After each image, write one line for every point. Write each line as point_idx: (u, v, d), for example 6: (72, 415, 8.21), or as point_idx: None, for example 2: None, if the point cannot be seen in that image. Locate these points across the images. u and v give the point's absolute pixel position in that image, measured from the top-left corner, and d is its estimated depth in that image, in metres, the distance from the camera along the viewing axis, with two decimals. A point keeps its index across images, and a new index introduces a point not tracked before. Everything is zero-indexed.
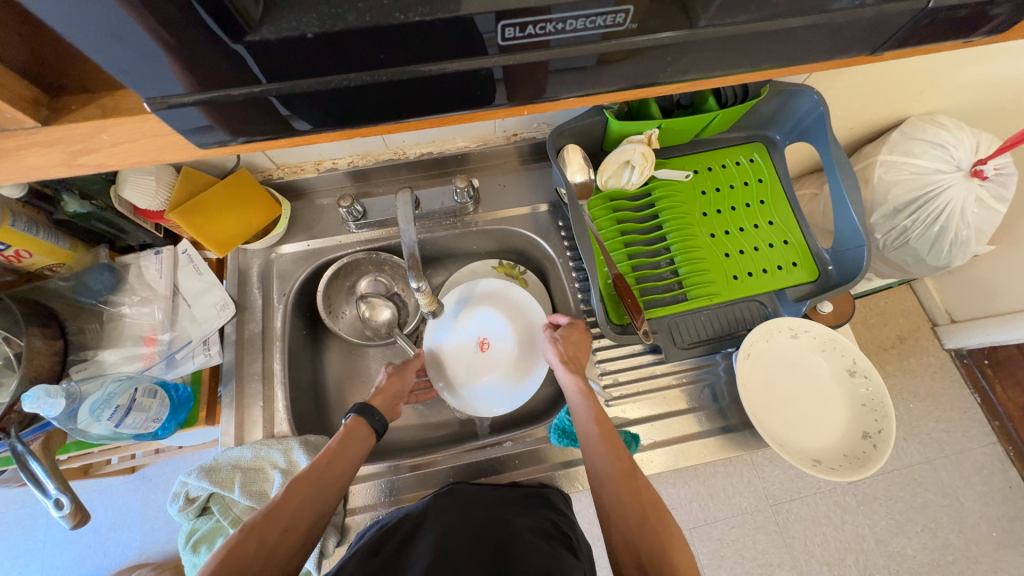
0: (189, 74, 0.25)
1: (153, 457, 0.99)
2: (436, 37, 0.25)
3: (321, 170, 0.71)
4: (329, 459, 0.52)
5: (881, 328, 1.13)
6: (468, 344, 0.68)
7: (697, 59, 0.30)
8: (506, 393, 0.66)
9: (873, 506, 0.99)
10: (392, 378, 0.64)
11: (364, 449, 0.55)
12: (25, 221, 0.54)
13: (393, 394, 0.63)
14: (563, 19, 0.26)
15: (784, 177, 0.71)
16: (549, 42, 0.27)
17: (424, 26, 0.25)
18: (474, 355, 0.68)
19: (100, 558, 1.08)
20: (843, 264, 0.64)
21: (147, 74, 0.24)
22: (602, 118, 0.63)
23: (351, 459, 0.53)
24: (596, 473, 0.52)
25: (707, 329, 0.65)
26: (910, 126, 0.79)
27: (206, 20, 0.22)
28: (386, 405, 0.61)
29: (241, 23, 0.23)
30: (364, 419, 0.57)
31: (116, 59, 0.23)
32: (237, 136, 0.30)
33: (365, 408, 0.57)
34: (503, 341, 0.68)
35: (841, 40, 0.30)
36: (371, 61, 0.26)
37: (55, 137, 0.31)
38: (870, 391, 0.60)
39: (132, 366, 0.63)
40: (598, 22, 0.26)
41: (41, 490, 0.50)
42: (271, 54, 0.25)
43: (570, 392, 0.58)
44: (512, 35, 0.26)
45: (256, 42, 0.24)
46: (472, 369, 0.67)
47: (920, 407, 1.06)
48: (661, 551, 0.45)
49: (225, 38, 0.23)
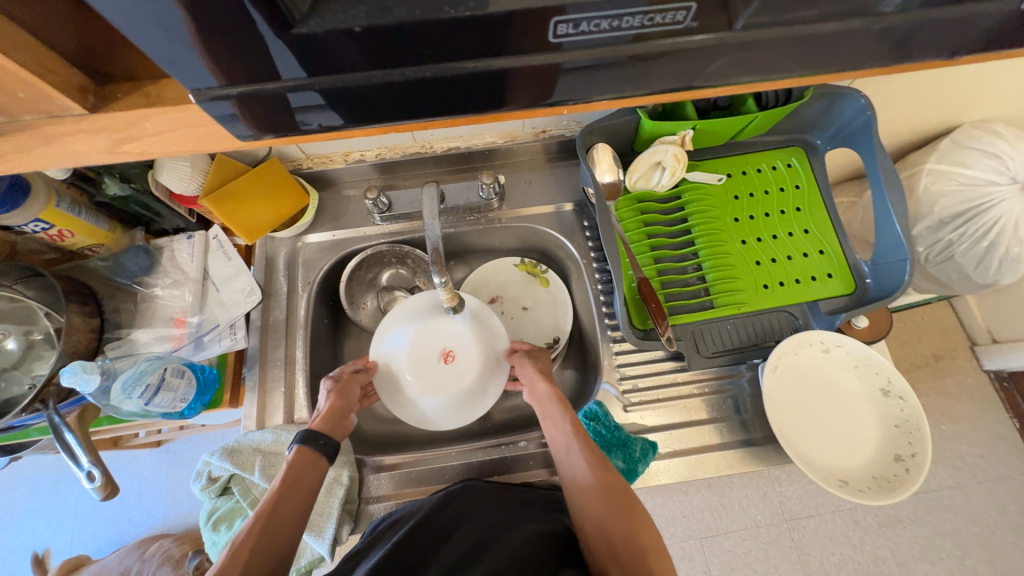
0: (235, 63, 0.25)
1: (177, 433, 1.03)
2: (487, 30, 0.25)
3: (349, 161, 0.72)
4: (278, 499, 0.49)
5: (916, 344, 1.08)
6: (432, 350, 0.60)
7: (754, 58, 0.29)
8: (448, 415, 0.60)
9: (897, 528, 0.95)
10: (333, 397, 0.59)
11: (315, 479, 0.52)
12: (69, 202, 0.57)
13: (339, 412, 0.59)
14: (618, 17, 0.25)
15: (823, 184, 0.68)
16: (603, 40, 0.27)
17: (475, 20, 0.24)
18: (433, 365, 0.60)
19: (125, 526, 1.13)
20: (883, 277, 0.61)
21: (200, 61, 0.24)
22: (635, 117, 0.62)
23: (303, 492, 0.51)
24: (572, 477, 0.53)
25: (733, 339, 0.63)
26: (963, 133, 0.74)
27: (254, 13, 0.22)
28: (334, 425, 0.57)
29: (288, 15, 0.23)
30: (308, 447, 0.53)
31: (164, 51, 0.24)
32: (264, 132, 0.30)
33: (308, 435, 0.54)
34: (469, 362, 0.60)
35: (903, 44, 0.29)
36: (415, 56, 0.26)
37: (100, 125, 0.31)
38: (904, 412, 0.57)
39: (162, 346, 0.64)
40: (664, 20, 0.26)
41: (74, 461, 0.53)
42: (318, 46, 0.25)
43: (541, 397, 0.59)
44: (564, 32, 0.26)
45: (303, 34, 0.24)
46: (425, 379, 0.59)
47: (953, 429, 1.02)
48: (631, 536, 0.48)
49: (274, 31, 0.23)
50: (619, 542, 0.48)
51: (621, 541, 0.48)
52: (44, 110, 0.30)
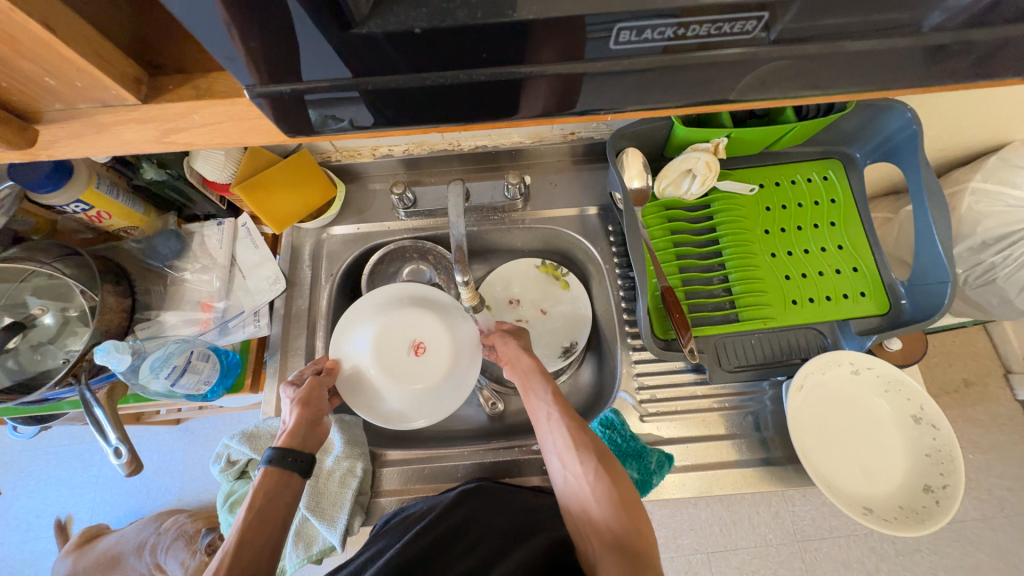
0: (291, 63, 0.25)
1: (196, 413, 1.06)
2: (545, 36, 0.25)
3: (376, 155, 0.72)
4: (245, 533, 0.46)
5: (946, 368, 1.04)
6: (401, 342, 0.61)
7: (814, 71, 0.28)
8: (417, 411, 0.60)
9: (915, 558, 0.92)
10: (299, 410, 0.55)
11: (288, 501, 0.50)
12: (108, 184, 0.58)
13: (309, 423, 0.55)
14: (685, 24, 0.25)
15: (860, 199, 0.66)
16: (662, 48, 0.26)
17: (536, 25, 0.24)
18: (402, 357, 0.60)
19: (144, 498, 1.17)
20: (920, 299, 0.59)
21: (254, 59, 0.25)
22: (668, 123, 0.60)
23: (277, 518, 0.48)
24: (553, 447, 0.53)
25: (757, 354, 0.61)
26: (1012, 151, 0.71)
27: (316, 16, 0.23)
28: (304, 438, 0.54)
29: (349, 16, 0.23)
30: (276, 467, 0.50)
31: (223, 49, 0.24)
32: (294, 132, 0.30)
33: (277, 454, 0.51)
34: (440, 353, 0.61)
35: (969, 62, 0.27)
36: (471, 60, 0.26)
37: (150, 115, 0.32)
38: (937, 442, 0.55)
39: (189, 329, 0.66)
40: (733, 30, 0.25)
41: (103, 437, 0.54)
42: (375, 47, 0.24)
43: (523, 367, 0.59)
44: (625, 39, 0.25)
45: (362, 35, 0.24)
46: (394, 372, 0.60)
47: (981, 459, 0.98)
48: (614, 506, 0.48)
49: (336, 31, 0.23)
50: (605, 525, 0.48)
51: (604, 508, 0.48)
52: (99, 99, 0.31)
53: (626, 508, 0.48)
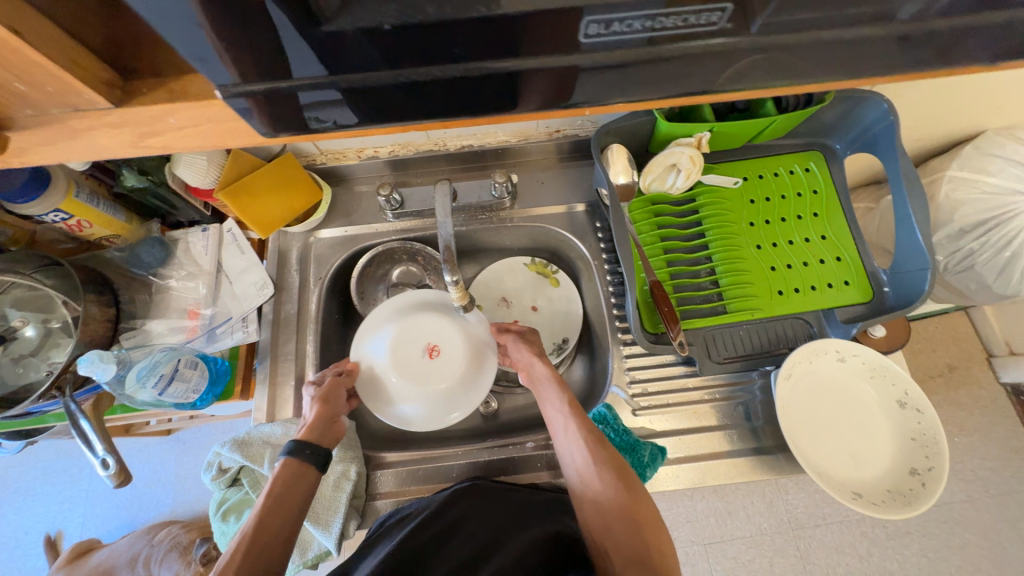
0: (268, 62, 0.25)
1: (187, 422, 1.04)
2: (516, 29, 0.25)
3: (362, 157, 0.72)
4: (263, 518, 0.47)
5: (930, 354, 1.06)
6: (415, 346, 0.59)
7: (785, 62, 0.28)
8: (434, 415, 0.59)
9: (905, 541, 0.94)
10: (320, 406, 0.57)
11: (305, 491, 0.51)
12: (88, 193, 0.57)
13: (328, 418, 0.57)
14: (651, 17, 0.25)
15: (841, 190, 0.67)
16: (633, 41, 0.26)
17: (505, 19, 0.24)
18: (416, 361, 0.59)
19: (136, 511, 1.15)
20: (902, 286, 0.60)
21: (224, 59, 0.25)
22: (651, 118, 0.61)
23: (292, 507, 0.49)
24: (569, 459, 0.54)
25: (746, 345, 0.62)
26: (986, 140, 0.73)
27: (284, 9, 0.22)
28: (322, 432, 0.56)
29: (319, 12, 0.23)
30: (295, 458, 0.52)
31: (193, 47, 0.24)
32: (278, 132, 0.30)
33: (295, 446, 0.52)
34: (455, 354, 0.60)
35: (937, 49, 0.28)
36: (444, 55, 0.26)
37: (124, 119, 0.32)
38: (921, 425, 0.56)
39: (176, 337, 0.65)
40: (702, 22, 0.25)
41: (89, 449, 0.54)
42: (346, 44, 0.24)
43: (540, 378, 0.60)
44: (595, 32, 0.25)
45: (332, 31, 0.24)
46: (409, 376, 0.58)
47: (966, 442, 1.00)
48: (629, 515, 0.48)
49: (303, 27, 0.23)
50: (624, 541, 0.48)
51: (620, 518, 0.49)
52: (71, 104, 0.30)
53: (643, 523, 0.48)
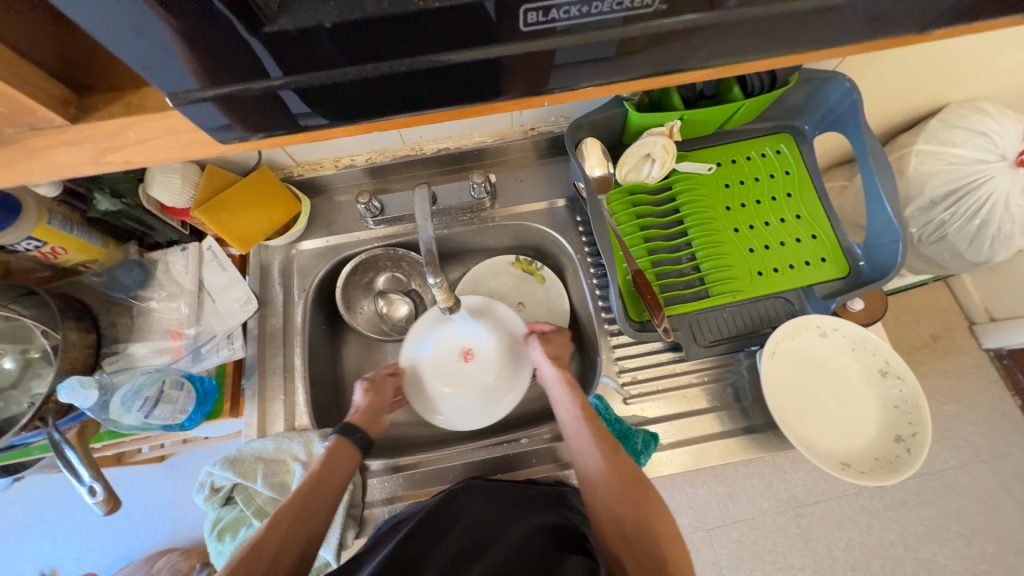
0: (214, 68, 0.25)
1: (180, 446, 1.03)
2: (455, 23, 0.25)
3: (339, 167, 0.72)
4: (315, 483, 0.53)
5: (913, 326, 1.08)
6: (449, 352, 0.63)
7: (734, 42, 0.29)
8: (485, 411, 0.62)
9: (903, 511, 0.95)
10: (369, 395, 0.61)
11: (349, 467, 0.56)
12: (61, 219, 0.57)
13: (375, 409, 0.61)
14: (586, 3, 0.25)
15: (812, 169, 0.68)
16: (576, 26, 0.26)
17: (442, 12, 0.24)
18: (454, 365, 0.62)
19: (133, 541, 1.13)
20: (876, 259, 0.61)
21: (172, 67, 0.25)
22: (622, 110, 0.62)
23: (337, 478, 0.54)
24: (586, 468, 0.53)
25: (730, 327, 0.63)
26: (949, 113, 0.75)
27: (225, 15, 0.22)
28: (369, 420, 0.60)
29: (259, 14, 0.23)
30: (346, 439, 0.57)
31: (138, 56, 0.23)
32: (254, 131, 0.30)
33: (346, 427, 0.58)
34: (488, 351, 0.63)
35: (878, 21, 0.29)
36: (389, 51, 0.26)
37: (83, 135, 0.31)
38: (903, 393, 0.58)
39: (161, 359, 0.64)
40: (636, 5, 0.25)
41: (76, 477, 0.53)
42: (290, 45, 0.24)
43: (551, 383, 0.60)
44: (535, 20, 0.25)
45: (274, 33, 0.24)
46: (451, 380, 0.62)
47: (954, 409, 1.02)
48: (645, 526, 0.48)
49: (243, 32, 0.23)
50: (637, 540, 0.48)
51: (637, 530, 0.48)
52: (27, 123, 0.30)
53: (660, 536, 0.48)
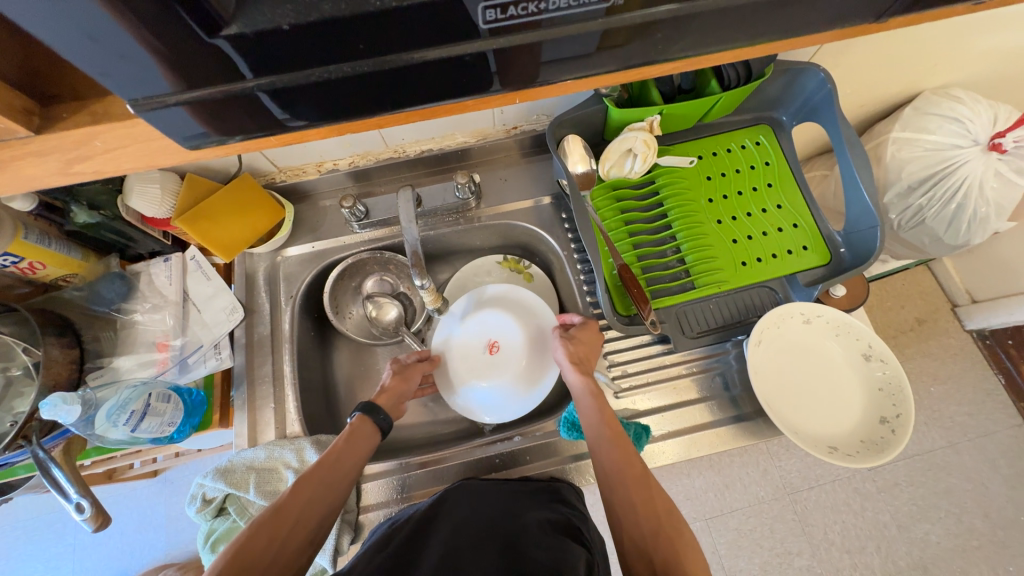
0: (173, 74, 0.25)
1: (173, 460, 1.02)
2: (413, 22, 0.25)
3: (322, 171, 0.72)
4: (340, 453, 0.53)
5: (899, 310, 1.10)
6: (476, 344, 0.67)
7: (700, 34, 0.29)
8: (523, 390, 0.65)
9: (895, 492, 0.97)
10: (395, 378, 0.63)
11: (368, 446, 0.56)
12: (38, 233, 0.56)
13: (399, 395, 0.63)
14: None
15: (791, 159, 0.69)
16: (536, 23, 0.26)
17: (400, 11, 0.24)
18: (483, 358, 0.66)
19: (127, 560, 1.11)
20: (856, 245, 0.62)
21: (134, 73, 0.24)
22: (602, 107, 0.63)
23: (358, 454, 0.54)
24: (610, 491, 0.51)
25: (717, 317, 0.64)
26: (923, 100, 0.77)
27: (183, 15, 0.22)
28: (392, 405, 0.61)
29: (217, 17, 0.23)
30: (370, 420, 0.58)
31: (94, 62, 0.23)
32: (229, 135, 0.30)
33: (370, 408, 0.58)
34: (513, 341, 0.67)
35: (839, 10, 0.29)
36: (350, 51, 0.26)
37: (49, 147, 0.31)
38: (886, 375, 0.59)
39: (147, 372, 0.63)
40: (591, 1, 0.25)
41: (63, 495, 0.52)
42: (252, 48, 0.24)
43: (577, 392, 0.58)
44: (494, 17, 0.25)
45: (234, 35, 0.23)
46: (479, 370, 0.66)
47: (941, 390, 1.04)
48: (675, 558, 0.45)
49: (203, 34, 0.23)
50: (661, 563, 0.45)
51: (665, 564, 0.44)
52: None
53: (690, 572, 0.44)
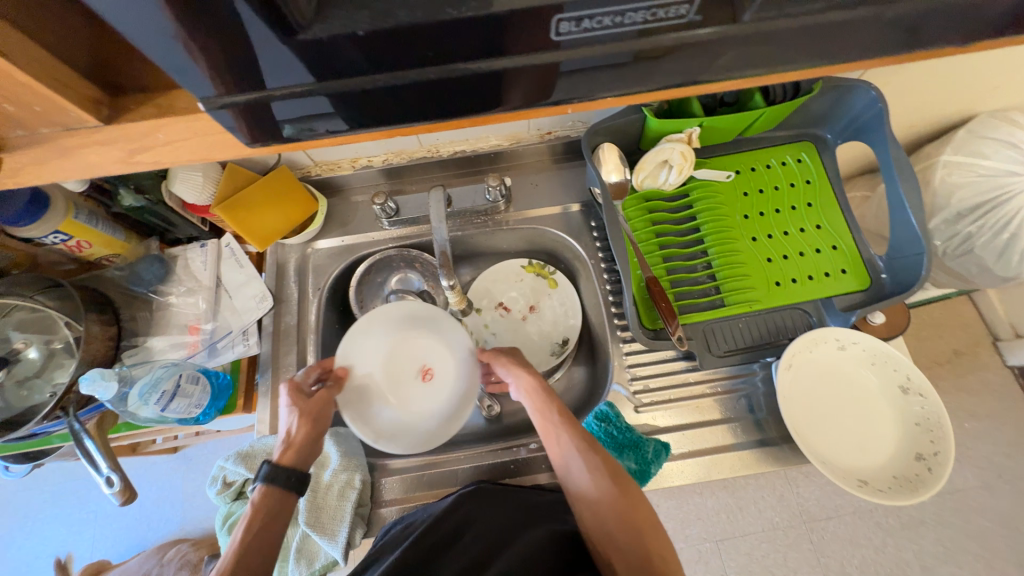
0: (246, 73, 0.26)
1: (193, 439, 1.04)
2: (485, 32, 0.25)
3: (356, 167, 0.73)
4: (248, 545, 0.46)
5: (935, 340, 1.05)
6: (408, 365, 0.56)
7: (763, 51, 0.28)
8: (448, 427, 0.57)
9: (921, 530, 0.93)
10: (303, 422, 0.53)
11: (284, 520, 0.49)
12: (86, 213, 0.58)
13: (310, 440, 0.53)
14: (620, 12, 0.25)
15: (834, 179, 0.67)
16: (607, 36, 0.26)
17: (475, 21, 0.24)
18: (412, 384, 0.55)
19: (145, 530, 1.15)
20: (899, 272, 0.60)
21: (207, 68, 0.25)
22: (640, 116, 0.61)
23: (271, 538, 0.48)
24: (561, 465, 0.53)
25: (746, 337, 0.62)
26: (979, 123, 0.73)
27: (265, 15, 0.23)
28: (304, 452, 0.52)
29: (294, 21, 0.23)
30: (274, 486, 0.50)
31: (174, 60, 0.24)
32: (287, 137, 0.30)
33: (272, 473, 0.50)
34: (451, 370, 0.57)
35: (909, 34, 0.28)
36: (419, 58, 0.26)
37: (114, 136, 0.32)
38: (925, 410, 0.56)
39: (177, 353, 0.65)
40: (666, 16, 0.26)
41: (94, 467, 0.54)
42: (325, 52, 0.25)
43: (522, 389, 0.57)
44: (567, 30, 0.26)
45: (309, 40, 0.24)
46: (408, 398, 0.55)
47: (976, 428, 0.99)
48: (627, 519, 0.48)
49: (284, 35, 0.24)
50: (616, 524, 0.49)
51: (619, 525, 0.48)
52: (61, 123, 0.31)
53: (643, 528, 0.48)
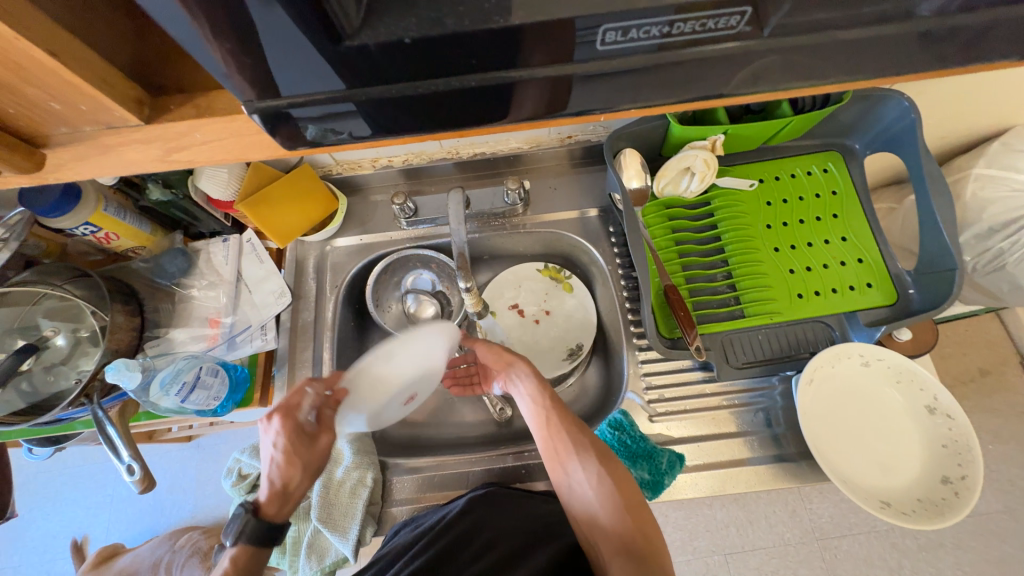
0: (290, 78, 0.26)
1: (207, 429, 1.06)
2: (529, 40, 0.25)
3: (377, 167, 0.73)
4: None
5: (960, 358, 1.02)
6: (406, 395, 0.56)
7: (803, 63, 0.28)
8: None
9: (939, 553, 0.90)
10: (297, 472, 0.51)
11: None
12: (115, 206, 0.60)
13: (301, 488, 0.51)
14: (670, 22, 0.25)
15: (862, 190, 0.65)
16: (649, 46, 0.26)
17: (523, 29, 0.24)
18: (398, 407, 0.57)
19: (158, 515, 1.17)
20: (927, 288, 0.58)
21: (247, 73, 0.25)
22: (663, 122, 0.61)
23: None
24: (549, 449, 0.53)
25: (765, 349, 0.61)
26: (1015, 136, 0.70)
27: (314, 23, 0.23)
28: (293, 496, 0.51)
29: (341, 28, 0.23)
30: (251, 544, 0.47)
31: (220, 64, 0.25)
32: (320, 140, 0.31)
33: (252, 532, 0.47)
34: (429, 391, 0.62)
35: (956, 49, 0.27)
36: (461, 65, 0.26)
37: (153, 135, 0.33)
38: (953, 432, 0.54)
39: (197, 345, 0.66)
40: (715, 27, 0.25)
41: (116, 455, 0.55)
42: (368, 59, 0.25)
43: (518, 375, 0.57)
44: (612, 39, 0.25)
45: (354, 46, 0.24)
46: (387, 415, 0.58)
47: (1001, 450, 0.95)
48: (612, 498, 0.49)
49: (332, 43, 0.24)
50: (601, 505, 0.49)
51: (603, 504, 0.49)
52: (103, 122, 0.32)
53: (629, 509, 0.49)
